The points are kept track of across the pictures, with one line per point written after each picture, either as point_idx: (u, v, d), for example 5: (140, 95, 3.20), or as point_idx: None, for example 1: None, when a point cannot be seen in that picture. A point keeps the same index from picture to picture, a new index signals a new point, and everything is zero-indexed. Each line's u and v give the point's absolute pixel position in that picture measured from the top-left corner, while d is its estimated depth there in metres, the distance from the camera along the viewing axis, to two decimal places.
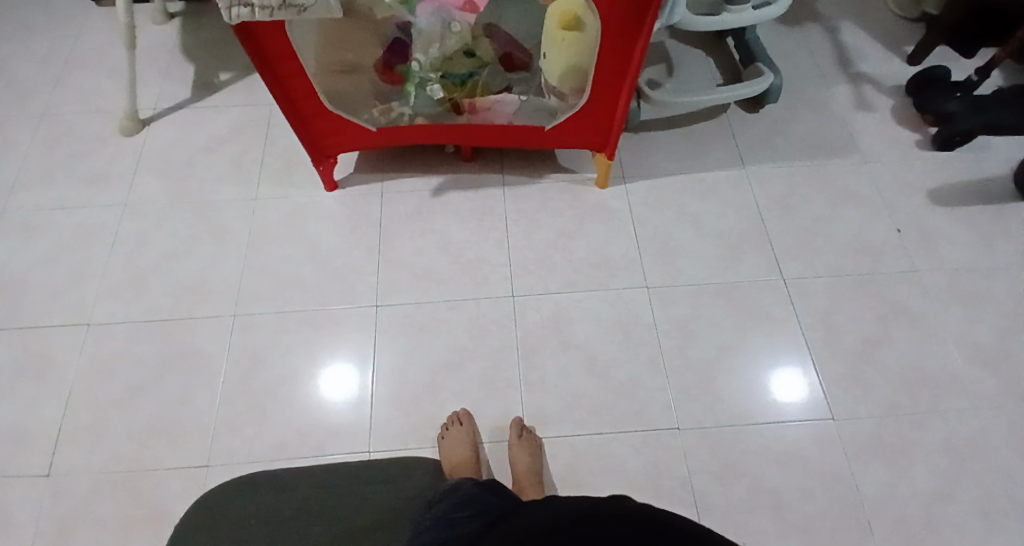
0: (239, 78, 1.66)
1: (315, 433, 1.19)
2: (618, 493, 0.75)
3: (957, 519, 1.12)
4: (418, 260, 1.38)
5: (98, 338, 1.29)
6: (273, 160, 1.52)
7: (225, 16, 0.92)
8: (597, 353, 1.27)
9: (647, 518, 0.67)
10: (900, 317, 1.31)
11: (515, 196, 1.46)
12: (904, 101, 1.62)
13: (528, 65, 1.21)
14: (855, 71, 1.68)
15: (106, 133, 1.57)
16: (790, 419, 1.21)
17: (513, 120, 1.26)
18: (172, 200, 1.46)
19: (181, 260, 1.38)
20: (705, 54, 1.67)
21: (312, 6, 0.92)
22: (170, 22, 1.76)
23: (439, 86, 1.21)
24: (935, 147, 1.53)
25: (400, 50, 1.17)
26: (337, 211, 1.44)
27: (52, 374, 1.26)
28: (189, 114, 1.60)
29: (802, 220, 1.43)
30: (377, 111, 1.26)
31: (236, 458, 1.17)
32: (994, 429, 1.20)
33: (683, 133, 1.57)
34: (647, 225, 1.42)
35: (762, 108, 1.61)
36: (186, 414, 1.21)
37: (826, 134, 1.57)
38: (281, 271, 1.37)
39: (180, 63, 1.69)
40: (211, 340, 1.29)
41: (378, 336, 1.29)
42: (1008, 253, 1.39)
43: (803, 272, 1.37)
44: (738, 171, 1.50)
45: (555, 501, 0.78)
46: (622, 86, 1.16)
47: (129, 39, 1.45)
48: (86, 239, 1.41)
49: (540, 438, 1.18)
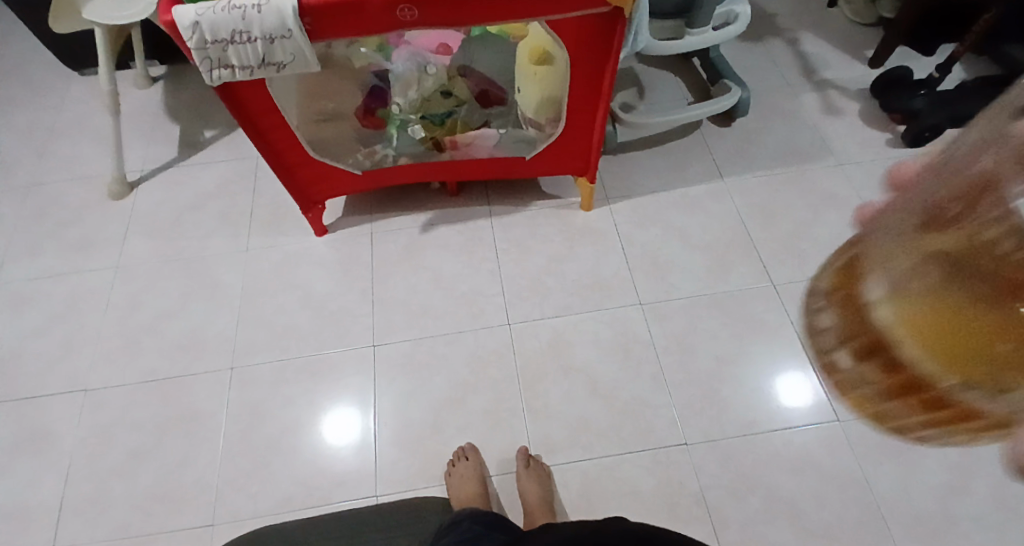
0: (222, 134, 1.69)
1: (323, 481, 1.19)
2: (618, 517, 0.75)
3: (969, 509, 1.13)
4: (413, 298, 1.39)
5: (97, 405, 1.29)
6: (261, 211, 1.54)
7: (207, 78, 0.95)
8: (597, 375, 1.28)
9: (644, 539, 0.68)
10: None
11: (503, 226, 1.48)
12: (871, 102, 1.67)
13: (504, 99, 1.26)
14: (821, 78, 1.73)
15: (94, 199, 1.59)
16: (794, 423, 1.22)
17: (494, 152, 1.28)
18: (163, 260, 1.47)
19: (176, 318, 1.39)
20: (675, 75, 1.72)
21: (291, 63, 0.95)
22: (152, 85, 1.79)
23: (420, 126, 1.25)
24: (907, 142, 1.57)
25: (379, 95, 1.20)
26: (329, 256, 1.46)
27: (53, 445, 1.25)
28: (174, 174, 1.62)
29: (785, 226, 1.46)
30: (362, 155, 1.28)
31: (246, 513, 1.17)
32: None
33: (661, 152, 1.60)
34: (635, 244, 1.44)
35: (733, 122, 1.65)
36: (191, 474, 1.21)
37: (800, 141, 1.61)
38: (277, 320, 1.37)
39: (163, 124, 1.71)
40: (212, 397, 1.29)
41: (379, 377, 1.29)
42: None
43: (792, 277, 1.39)
44: (718, 184, 1.54)
45: (554, 528, 0.80)
46: (598, 110, 1.18)
47: (112, 106, 1.48)
48: (80, 307, 1.42)
49: (548, 466, 1.18)
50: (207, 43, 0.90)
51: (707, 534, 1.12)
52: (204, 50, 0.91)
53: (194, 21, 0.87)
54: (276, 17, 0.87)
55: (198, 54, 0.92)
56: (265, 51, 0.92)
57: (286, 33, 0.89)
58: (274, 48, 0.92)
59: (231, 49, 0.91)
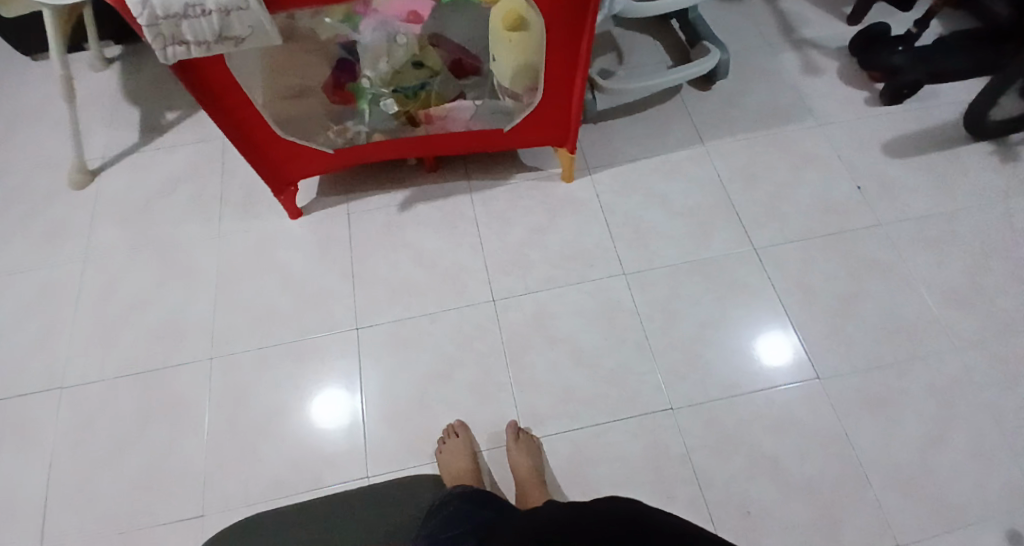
0: (186, 116, 1.62)
1: (312, 465, 1.18)
2: (614, 496, 0.75)
3: (950, 459, 1.15)
4: (393, 278, 1.36)
5: (74, 400, 1.25)
6: (233, 195, 1.49)
7: (161, 57, 0.90)
8: (584, 346, 1.27)
9: (639, 520, 0.68)
10: (869, 270, 1.34)
11: (484, 200, 1.45)
12: (850, 60, 1.65)
13: (478, 68, 1.21)
14: (800, 36, 1.70)
15: (56, 188, 1.52)
16: (778, 385, 1.22)
17: (471, 125, 1.25)
18: (133, 248, 1.42)
19: (151, 308, 1.35)
20: (653, 38, 1.68)
21: (250, 36, 0.90)
22: (110, 68, 1.71)
23: (393, 100, 1.20)
24: (885, 101, 1.56)
25: (348, 68, 1.15)
26: (306, 237, 1.42)
27: (31, 444, 1.21)
28: (140, 159, 1.56)
29: (766, 188, 1.45)
30: (333, 132, 1.25)
31: (235, 501, 1.15)
32: (972, 368, 1.23)
33: (641, 118, 1.57)
34: (618, 213, 1.43)
35: (713, 85, 1.62)
36: (177, 465, 1.19)
37: (778, 101, 1.59)
38: (255, 306, 1.34)
39: (124, 107, 1.64)
40: (193, 386, 1.26)
41: (363, 359, 1.27)
42: (967, 196, 1.42)
43: (773, 240, 1.38)
44: (698, 148, 1.52)
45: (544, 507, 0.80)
46: (575, 79, 1.17)
47: (67, 90, 1.41)
48: (50, 301, 1.37)
49: (539, 438, 1.18)
50: (158, 18, 0.85)
51: (697, 498, 1.13)
52: (156, 26, 0.86)
53: None
54: None
55: (150, 31, 0.86)
56: (221, 24, 0.87)
57: (243, 4, 0.85)
58: (231, 20, 0.87)
59: (185, 24, 0.87)
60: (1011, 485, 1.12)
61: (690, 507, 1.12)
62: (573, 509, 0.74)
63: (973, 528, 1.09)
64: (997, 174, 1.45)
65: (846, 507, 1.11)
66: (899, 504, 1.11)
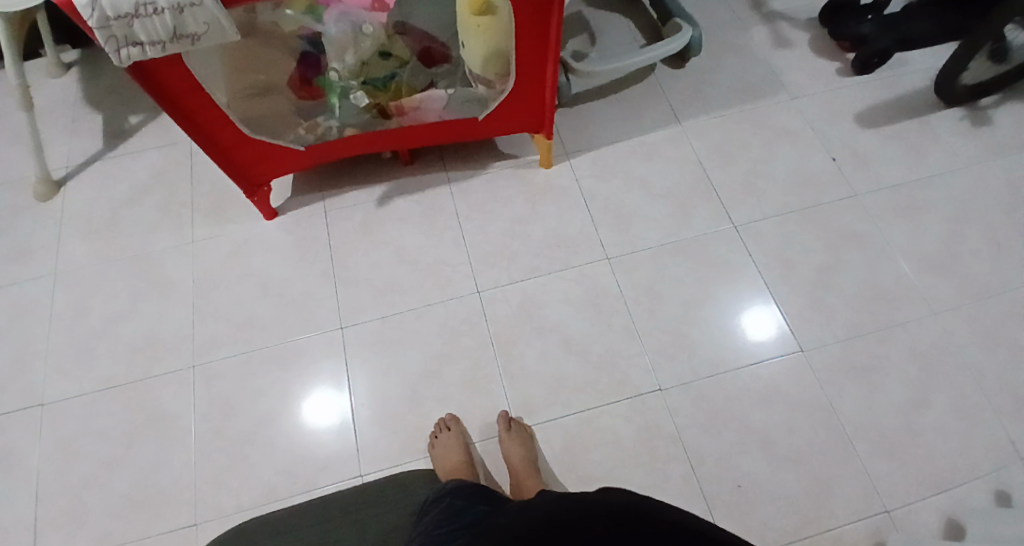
0: (151, 120, 1.58)
1: (304, 468, 1.16)
2: (613, 489, 0.74)
3: (935, 422, 1.16)
4: (375, 275, 1.34)
5: (55, 419, 1.22)
6: (205, 199, 1.45)
7: (116, 61, 0.86)
8: (570, 332, 1.26)
9: (637, 511, 0.68)
10: (848, 240, 1.35)
11: (462, 191, 1.44)
12: (819, 31, 1.65)
13: (448, 56, 1.19)
14: (769, 10, 1.70)
15: (20, 203, 1.48)
16: (765, 359, 1.23)
17: (444, 115, 1.23)
18: (105, 260, 1.39)
19: (128, 320, 1.32)
20: (624, 18, 1.67)
21: (206, 33, 0.88)
22: (68, 73, 1.65)
23: (362, 92, 1.17)
24: (856, 71, 1.57)
25: (314, 62, 1.13)
26: (284, 239, 1.39)
27: (13, 466, 1.18)
28: (105, 167, 1.51)
29: (743, 164, 1.45)
30: (303, 130, 1.21)
31: (227, 510, 1.13)
32: (952, 331, 1.24)
33: (616, 100, 1.56)
34: (597, 197, 1.42)
35: (686, 63, 1.61)
36: (165, 477, 1.16)
37: (751, 77, 1.59)
38: (234, 312, 1.31)
39: (85, 114, 1.59)
40: (177, 397, 1.23)
41: (349, 359, 1.25)
42: (940, 161, 1.43)
43: (753, 216, 1.38)
44: (674, 127, 1.51)
45: (536, 499, 0.79)
46: (546, 62, 1.14)
47: (24, 100, 1.36)
48: (22, 319, 1.33)
49: (531, 427, 1.17)
50: (109, 20, 0.82)
51: (690, 476, 1.13)
52: (107, 28, 0.82)
53: None
54: None
55: (101, 33, 0.83)
56: (175, 22, 0.85)
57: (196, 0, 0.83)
58: (185, 18, 0.85)
59: (138, 24, 0.84)
60: (994, 444, 1.14)
61: (684, 486, 1.12)
62: (565, 501, 0.73)
63: (960, 488, 1.11)
64: (968, 138, 1.46)
65: (837, 475, 1.12)
66: (888, 469, 1.13)
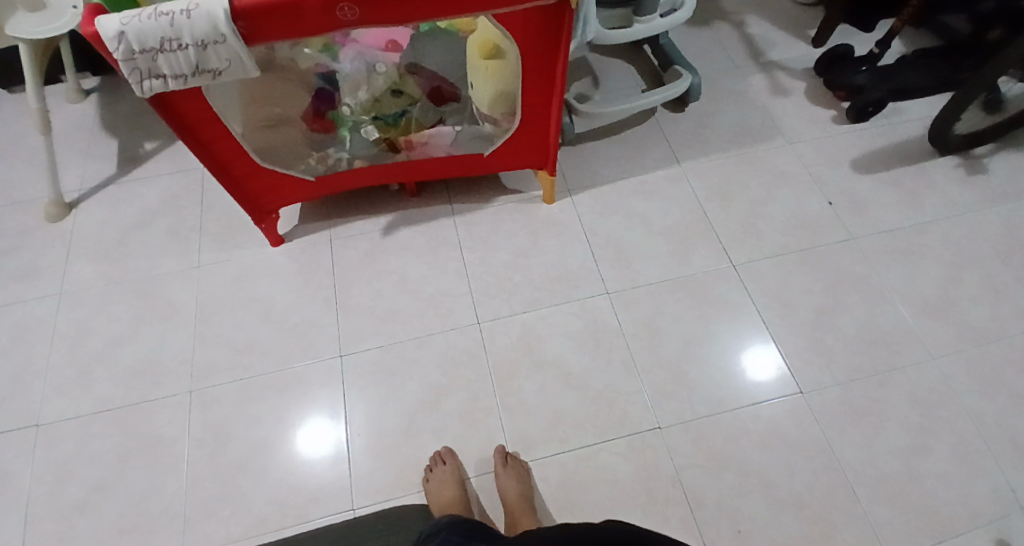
0: (164, 146, 1.62)
1: (299, 497, 1.16)
2: (614, 519, 0.75)
3: (935, 467, 1.17)
4: (377, 304, 1.36)
5: (51, 440, 1.22)
6: (212, 225, 1.48)
7: (138, 91, 0.91)
8: (569, 367, 1.27)
9: None
10: (846, 284, 1.37)
11: (466, 223, 1.46)
12: (816, 80, 1.71)
13: (457, 96, 1.23)
14: (767, 59, 1.76)
15: (30, 224, 1.50)
16: (763, 399, 1.24)
17: (451, 151, 1.26)
18: (110, 282, 1.41)
19: (130, 343, 1.33)
20: (627, 63, 1.72)
21: (227, 69, 0.91)
22: (86, 99, 1.70)
23: (373, 127, 1.22)
24: (851, 119, 1.61)
25: (328, 97, 1.18)
26: (288, 267, 1.41)
27: (7, 487, 1.18)
28: (116, 192, 1.54)
29: (741, 206, 1.48)
30: (314, 160, 1.24)
31: (218, 539, 1.12)
32: (949, 375, 1.26)
33: (618, 140, 1.60)
34: (599, 233, 1.44)
35: (686, 107, 1.66)
36: (158, 503, 1.16)
37: (750, 122, 1.63)
38: (236, 337, 1.33)
39: (100, 139, 1.63)
40: (174, 421, 1.24)
41: (348, 387, 1.26)
42: (936, 209, 1.46)
43: (751, 256, 1.41)
44: (675, 168, 1.55)
45: (537, 532, 0.78)
46: (552, 103, 1.17)
47: (43, 123, 1.40)
48: (24, 339, 1.34)
49: (527, 462, 1.17)
50: (134, 53, 0.86)
51: (686, 517, 1.13)
52: (132, 60, 0.87)
53: (120, 31, 0.83)
54: (207, 21, 0.84)
55: (126, 65, 0.87)
56: (197, 58, 0.88)
57: (220, 38, 0.86)
58: (207, 54, 0.88)
59: (161, 58, 0.87)
60: (994, 490, 1.14)
61: (679, 527, 1.12)
62: (568, 533, 0.73)
63: (961, 536, 1.11)
64: (964, 187, 1.50)
65: (834, 520, 1.12)
66: (887, 515, 1.13)
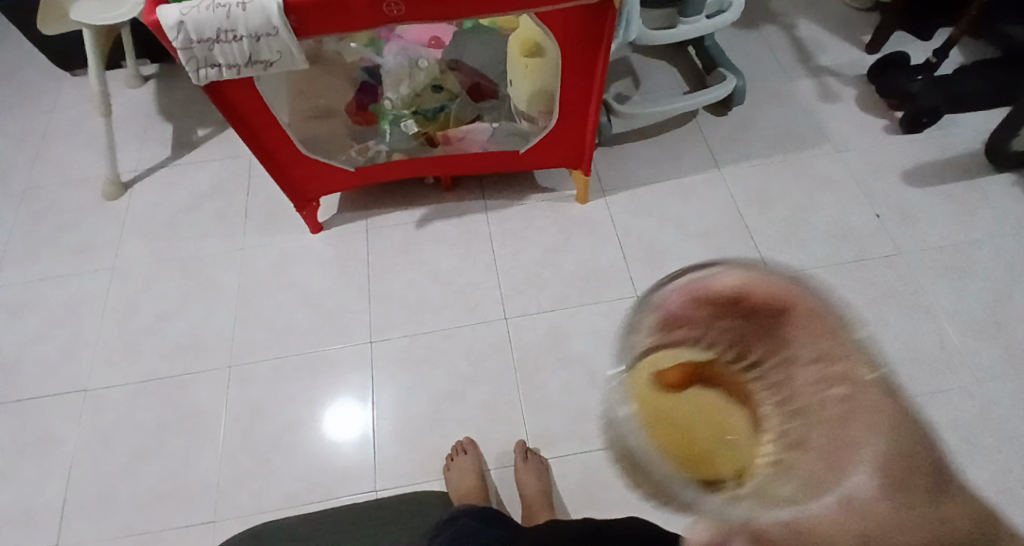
0: (215, 133, 1.68)
1: (325, 476, 1.20)
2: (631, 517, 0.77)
3: None
4: (409, 293, 1.39)
5: (98, 407, 1.29)
6: (257, 210, 1.53)
7: (194, 78, 0.95)
8: (596, 366, 1.28)
9: None
10: (887, 298, 1.33)
11: (499, 218, 1.48)
12: (868, 86, 1.66)
13: (496, 92, 1.26)
14: (817, 63, 1.72)
15: (88, 201, 1.58)
16: None
17: (487, 147, 1.28)
18: (159, 261, 1.47)
19: (175, 318, 1.39)
20: (669, 64, 1.71)
21: (278, 60, 0.94)
22: (144, 85, 1.78)
23: (413, 121, 1.24)
24: (903, 128, 1.56)
25: (371, 91, 1.22)
26: (326, 253, 1.45)
27: (55, 449, 1.25)
28: (168, 174, 1.61)
29: (781, 214, 1.46)
30: (355, 151, 1.28)
31: (248, 511, 1.17)
32: (993, 398, 1.21)
33: (657, 142, 1.59)
34: (633, 235, 1.44)
35: (730, 111, 1.64)
36: (193, 473, 1.21)
37: (796, 128, 1.60)
38: (274, 319, 1.37)
39: (156, 123, 1.70)
40: (212, 396, 1.29)
41: (377, 373, 1.29)
42: (988, 225, 1.42)
43: (789, 266, 1.38)
44: (715, 172, 1.53)
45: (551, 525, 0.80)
46: (590, 103, 1.18)
47: (103, 107, 1.47)
48: (78, 310, 1.41)
49: (548, 458, 1.19)
50: (192, 43, 0.90)
51: None
52: (190, 49, 0.91)
53: (179, 20, 0.87)
54: (261, 15, 0.87)
55: (185, 54, 0.91)
56: (251, 49, 0.92)
57: (272, 31, 0.89)
58: (260, 46, 0.91)
59: (217, 48, 0.91)
60: None
61: None
62: (586, 527, 0.75)
63: None
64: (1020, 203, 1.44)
65: None
66: None
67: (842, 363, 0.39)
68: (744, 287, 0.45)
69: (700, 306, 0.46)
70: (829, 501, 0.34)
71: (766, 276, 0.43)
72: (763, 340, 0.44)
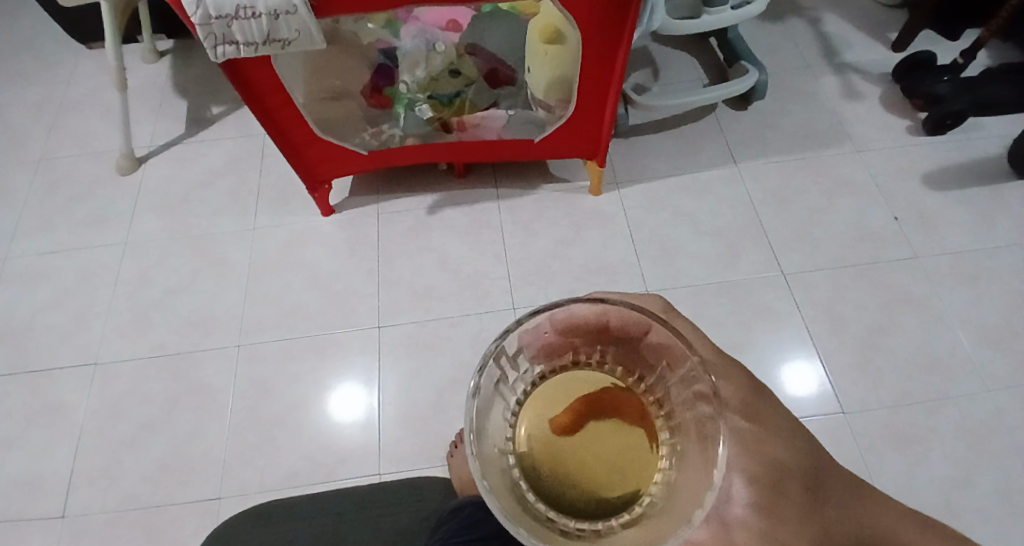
0: (230, 110, 1.68)
1: (328, 458, 1.20)
2: None
3: (976, 502, 1.12)
4: (418, 279, 1.38)
5: (106, 379, 1.30)
6: (269, 190, 1.53)
7: (211, 55, 0.94)
8: None
9: None
10: (901, 304, 1.31)
11: (510, 208, 1.47)
12: (892, 86, 1.63)
13: (513, 79, 1.25)
14: (841, 60, 1.69)
15: (102, 174, 1.58)
16: (800, 412, 1.21)
17: (502, 134, 1.27)
18: (171, 236, 1.48)
19: (185, 294, 1.39)
20: (690, 56, 1.68)
21: (296, 39, 0.93)
22: (160, 60, 1.77)
23: (427, 106, 1.23)
24: (926, 130, 1.53)
25: (386, 73, 1.20)
26: (336, 236, 1.45)
27: (63, 419, 1.26)
28: (182, 150, 1.61)
29: (797, 214, 1.44)
30: (368, 135, 1.28)
31: (251, 489, 1.18)
32: (1004, 409, 1.20)
33: (673, 135, 1.57)
34: (645, 229, 1.43)
35: (749, 106, 1.61)
36: (198, 449, 1.22)
37: (816, 126, 1.57)
38: (283, 299, 1.37)
39: (171, 99, 1.70)
40: (219, 373, 1.29)
41: (383, 357, 1.29)
42: (1008, 233, 1.39)
43: (803, 266, 1.37)
44: (731, 169, 1.51)
45: None
46: (608, 93, 1.17)
47: (119, 80, 1.47)
48: (89, 283, 1.42)
49: None
50: (210, 18, 0.89)
51: None
52: (208, 25, 0.90)
53: None
54: None
55: (203, 30, 0.90)
56: (269, 27, 0.91)
57: (292, 9, 0.88)
58: (279, 24, 0.90)
59: (235, 25, 0.90)
60: None
61: None
62: None
63: None
64: None
65: None
66: None
67: (701, 386, 0.45)
68: (602, 316, 0.48)
69: (573, 331, 0.49)
70: (693, 515, 0.41)
71: (636, 313, 0.47)
72: (638, 358, 0.49)
